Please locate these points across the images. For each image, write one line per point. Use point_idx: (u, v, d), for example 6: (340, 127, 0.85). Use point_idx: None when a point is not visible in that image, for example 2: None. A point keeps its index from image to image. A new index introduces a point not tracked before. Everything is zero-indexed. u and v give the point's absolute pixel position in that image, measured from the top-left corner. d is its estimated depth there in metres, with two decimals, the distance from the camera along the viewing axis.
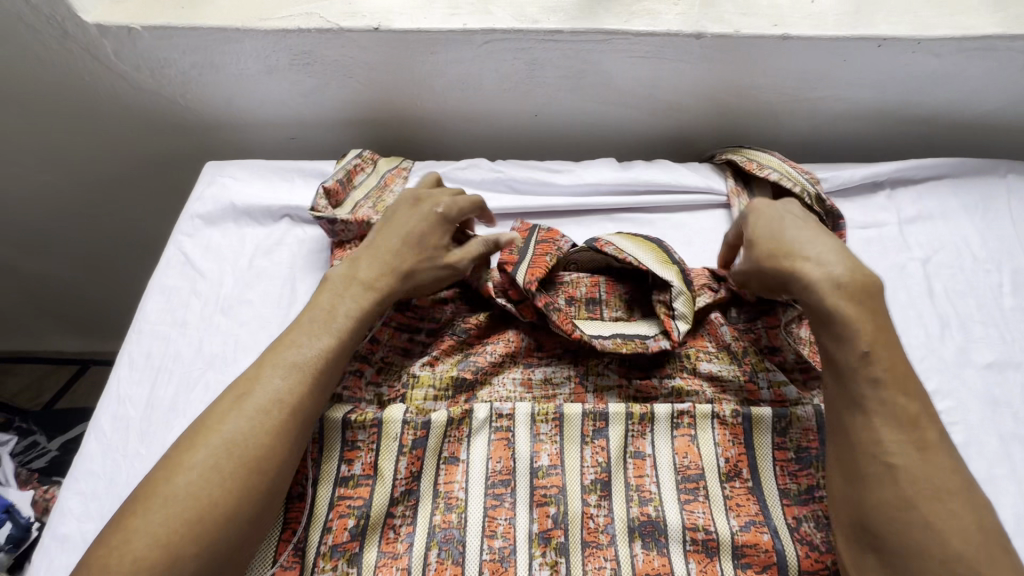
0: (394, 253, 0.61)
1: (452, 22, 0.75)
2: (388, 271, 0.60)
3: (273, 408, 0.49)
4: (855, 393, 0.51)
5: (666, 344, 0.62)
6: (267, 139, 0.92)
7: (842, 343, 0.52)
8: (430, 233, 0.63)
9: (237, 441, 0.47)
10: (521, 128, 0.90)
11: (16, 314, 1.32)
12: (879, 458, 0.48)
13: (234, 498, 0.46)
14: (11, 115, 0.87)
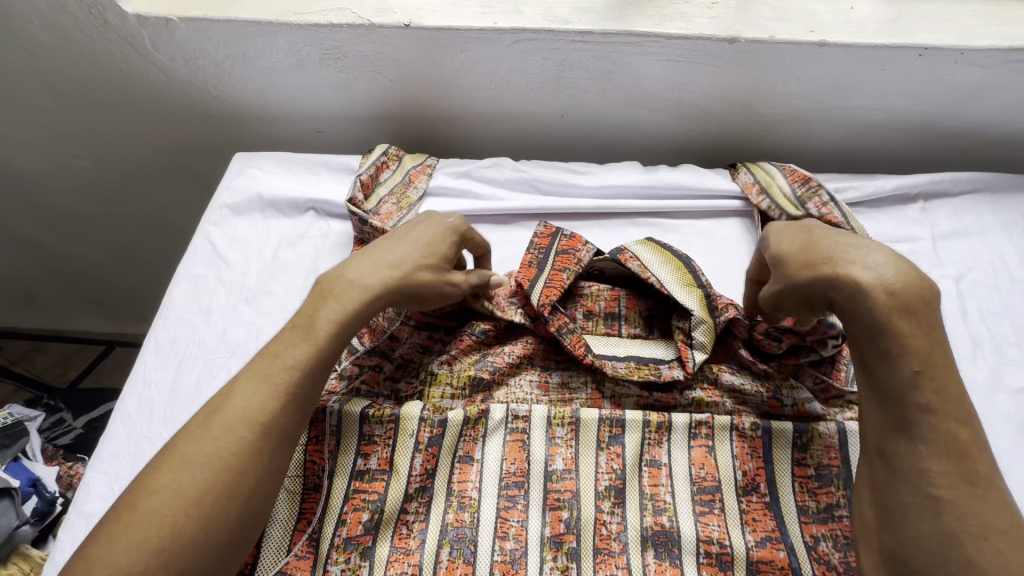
0: (393, 257, 0.56)
1: (483, 20, 0.74)
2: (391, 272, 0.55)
3: (244, 426, 0.46)
4: (899, 418, 0.45)
5: (679, 373, 0.61)
6: (295, 131, 0.93)
7: (892, 360, 0.45)
8: (435, 241, 0.59)
9: (206, 463, 0.44)
10: (547, 129, 0.89)
11: (48, 293, 1.37)
12: (919, 489, 0.43)
13: (204, 520, 0.43)
14: (50, 101, 0.90)
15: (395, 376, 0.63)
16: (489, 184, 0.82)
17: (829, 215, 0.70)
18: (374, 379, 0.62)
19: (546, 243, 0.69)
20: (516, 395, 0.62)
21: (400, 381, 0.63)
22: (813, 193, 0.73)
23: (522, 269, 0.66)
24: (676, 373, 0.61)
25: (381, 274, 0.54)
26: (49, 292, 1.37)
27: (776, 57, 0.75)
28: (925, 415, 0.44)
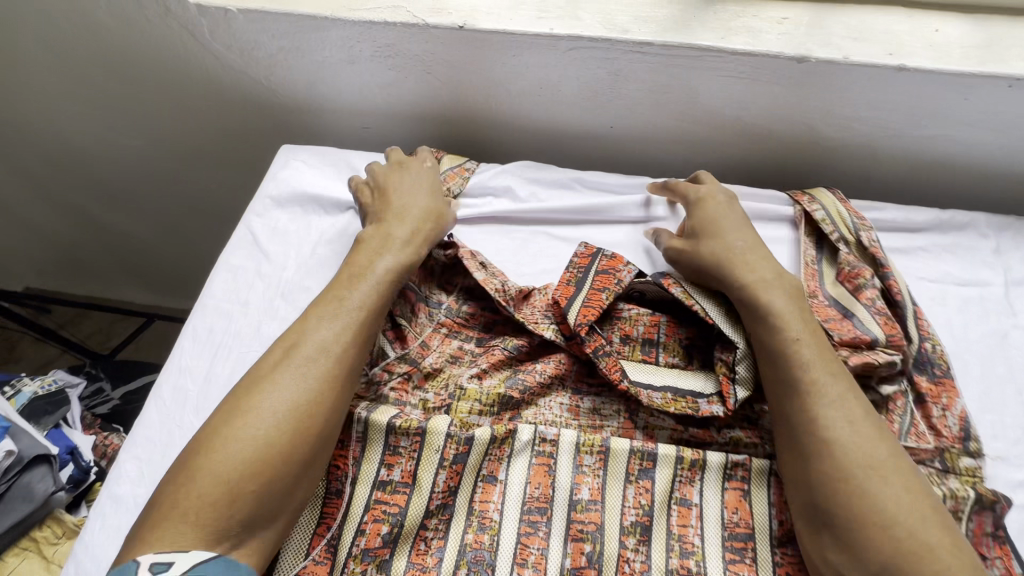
0: (419, 205, 0.68)
1: (539, 25, 0.72)
2: (432, 215, 0.68)
3: (323, 360, 0.52)
4: (789, 378, 0.53)
5: (718, 410, 0.57)
6: (339, 126, 0.93)
7: (775, 330, 0.56)
8: (433, 182, 0.73)
9: (288, 392, 0.50)
10: (594, 140, 0.86)
11: (97, 263, 1.42)
12: (813, 432, 0.50)
13: (290, 439, 0.48)
14: (112, 81, 0.93)
15: (421, 385, 0.61)
16: (530, 187, 0.80)
17: (876, 248, 0.70)
18: (403, 387, 0.61)
19: (586, 260, 0.67)
20: (546, 417, 0.61)
21: (426, 393, 0.61)
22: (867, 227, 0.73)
23: (560, 286, 0.64)
24: (716, 410, 0.57)
25: (427, 215, 0.68)
26: (98, 263, 1.42)
27: (848, 80, 0.71)
28: (804, 371, 0.53)
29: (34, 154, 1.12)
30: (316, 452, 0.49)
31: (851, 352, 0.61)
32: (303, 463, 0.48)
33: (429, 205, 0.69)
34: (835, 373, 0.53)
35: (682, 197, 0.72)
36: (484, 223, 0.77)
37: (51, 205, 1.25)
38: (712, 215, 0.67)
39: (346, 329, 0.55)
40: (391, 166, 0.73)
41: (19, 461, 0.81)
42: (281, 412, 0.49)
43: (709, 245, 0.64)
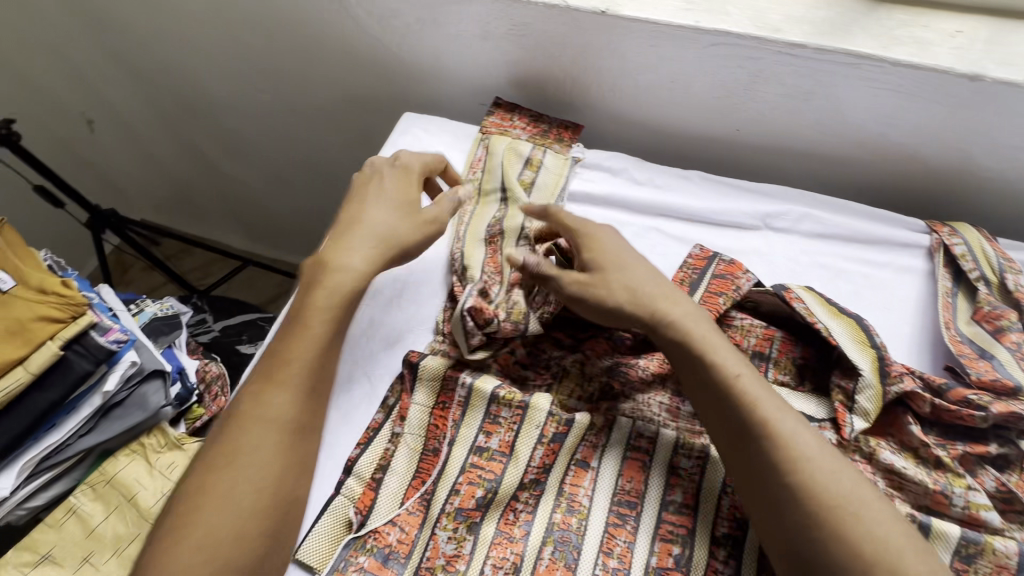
0: (375, 225, 0.61)
1: (684, 17, 0.70)
2: (403, 243, 0.61)
3: (270, 429, 0.50)
4: (739, 419, 0.50)
5: (830, 436, 0.55)
6: (456, 102, 0.94)
7: (710, 372, 0.53)
8: (402, 190, 0.64)
9: (276, 416, 0.51)
10: (714, 142, 0.83)
11: (207, 205, 1.54)
12: (781, 481, 0.47)
13: (259, 501, 0.48)
14: (253, 36, 0.98)
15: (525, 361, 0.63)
16: (647, 171, 0.79)
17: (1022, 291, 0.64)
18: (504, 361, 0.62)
19: (702, 262, 0.66)
20: (642, 413, 0.59)
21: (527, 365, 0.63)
22: (1015, 269, 0.66)
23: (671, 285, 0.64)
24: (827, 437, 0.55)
25: (395, 244, 0.61)
26: (208, 206, 1.54)
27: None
28: (751, 413, 0.50)
29: (173, 97, 1.22)
30: (276, 519, 0.49)
31: (992, 397, 0.56)
32: (263, 534, 0.48)
33: (397, 230, 0.61)
34: (782, 407, 0.50)
35: (567, 230, 0.63)
36: (593, 211, 0.77)
37: (179, 145, 1.36)
38: (611, 252, 0.60)
39: (295, 390, 0.52)
40: (361, 173, 0.67)
41: (139, 372, 0.89)
42: (234, 500, 0.47)
43: (616, 284, 0.58)
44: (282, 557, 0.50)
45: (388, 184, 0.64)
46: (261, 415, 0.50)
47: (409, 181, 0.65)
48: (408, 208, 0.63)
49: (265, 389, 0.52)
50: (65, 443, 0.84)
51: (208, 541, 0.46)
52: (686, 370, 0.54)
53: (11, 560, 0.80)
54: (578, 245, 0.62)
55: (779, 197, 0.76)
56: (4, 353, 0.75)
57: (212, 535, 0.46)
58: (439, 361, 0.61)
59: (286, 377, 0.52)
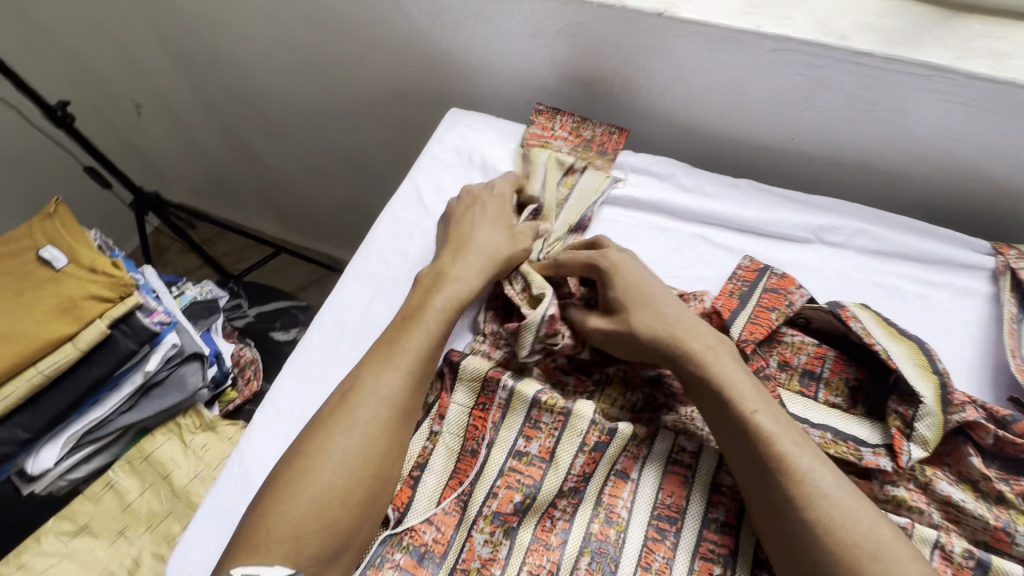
0: (484, 250, 0.65)
1: (746, 21, 0.68)
2: (509, 257, 0.65)
3: (384, 405, 0.53)
4: (756, 454, 0.49)
5: (886, 464, 0.52)
6: (500, 99, 0.93)
7: (724, 404, 0.51)
8: (502, 214, 0.69)
9: (388, 394, 0.54)
10: (766, 150, 0.81)
11: (245, 192, 1.56)
12: (798, 517, 0.45)
13: (364, 473, 0.51)
14: (302, 28, 0.98)
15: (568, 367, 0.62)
16: (696, 178, 0.77)
17: None
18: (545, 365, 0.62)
19: (753, 274, 0.65)
20: (685, 428, 0.57)
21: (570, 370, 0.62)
22: None
23: (720, 299, 0.62)
24: (884, 463, 0.52)
25: (503, 257, 0.65)
26: (246, 193, 1.56)
27: None
28: (767, 446, 0.48)
29: (219, 85, 1.24)
30: (376, 490, 0.51)
31: None
32: (363, 502, 0.50)
33: (505, 246, 0.66)
34: (799, 442, 0.49)
35: (588, 265, 0.63)
36: (639, 217, 0.75)
37: (222, 133, 1.38)
38: (635, 287, 0.60)
39: (406, 372, 0.55)
40: (461, 199, 0.71)
41: (179, 354, 0.90)
42: (344, 467, 0.50)
43: (642, 319, 0.57)
44: (374, 528, 0.52)
45: (488, 207, 0.70)
46: (378, 391, 0.54)
47: (506, 206, 0.70)
48: (509, 227, 0.68)
49: (378, 368, 0.55)
50: (106, 419, 0.86)
51: (319, 499, 0.48)
52: (700, 400, 0.53)
53: (52, 528, 0.83)
54: (604, 281, 0.61)
55: (834, 211, 0.73)
56: (55, 329, 0.78)
57: (322, 494, 0.49)
58: (479, 362, 0.60)
59: (401, 359, 0.56)
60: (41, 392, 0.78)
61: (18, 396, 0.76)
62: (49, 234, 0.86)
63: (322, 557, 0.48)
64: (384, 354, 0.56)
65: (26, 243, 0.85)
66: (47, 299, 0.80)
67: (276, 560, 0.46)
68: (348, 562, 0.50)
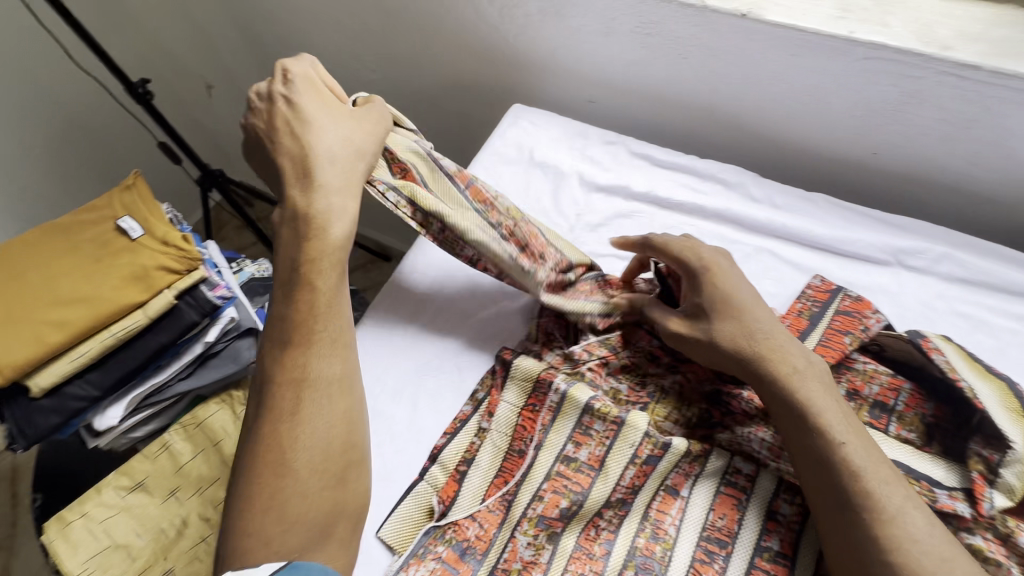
0: (336, 145, 0.59)
1: (838, 26, 0.64)
2: (366, 139, 0.62)
3: (299, 385, 0.50)
4: (843, 488, 0.47)
5: (964, 510, 0.49)
6: (563, 97, 0.91)
7: (811, 432, 0.49)
8: (320, 97, 0.63)
9: (304, 373, 0.51)
10: (843, 162, 0.77)
11: None
12: (881, 561, 0.43)
13: (307, 460, 0.48)
14: (372, 16, 1.00)
15: (565, 271, 0.64)
16: (767, 188, 0.74)
17: None
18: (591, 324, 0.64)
19: (824, 295, 0.63)
20: (741, 448, 0.55)
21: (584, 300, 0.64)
22: None
23: (790, 317, 0.61)
24: (961, 509, 0.49)
25: (360, 144, 0.61)
26: None
27: None
28: (854, 480, 0.46)
29: None
30: (334, 468, 0.49)
31: None
32: (328, 483, 0.48)
33: (352, 133, 0.61)
34: (891, 479, 0.46)
35: (678, 261, 0.60)
36: (703, 225, 0.73)
37: None
38: (723, 296, 0.57)
39: (321, 346, 0.52)
40: (260, 116, 0.61)
41: (236, 328, 0.93)
42: (286, 463, 0.48)
43: (730, 334, 0.54)
44: (358, 503, 0.50)
45: (299, 97, 0.61)
46: (293, 375, 0.51)
47: (315, 87, 0.63)
48: (344, 113, 0.62)
49: (290, 353, 0.52)
50: (165, 385, 0.89)
51: (274, 500, 0.46)
52: (784, 422, 0.51)
53: (112, 482, 0.88)
54: (695, 284, 0.58)
55: (916, 234, 0.69)
56: (129, 296, 0.82)
57: (280, 495, 0.47)
58: (533, 364, 0.60)
59: (308, 336, 0.52)
60: (111, 354, 0.83)
61: (91, 356, 0.81)
62: (127, 205, 0.90)
63: (308, 544, 0.46)
64: (291, 336, 0.52)
65: (105, 213, 0.90)
66: (123, 266, 0.84)
67: (262, 561, 0.44)
68: (341, 541, 0.48)
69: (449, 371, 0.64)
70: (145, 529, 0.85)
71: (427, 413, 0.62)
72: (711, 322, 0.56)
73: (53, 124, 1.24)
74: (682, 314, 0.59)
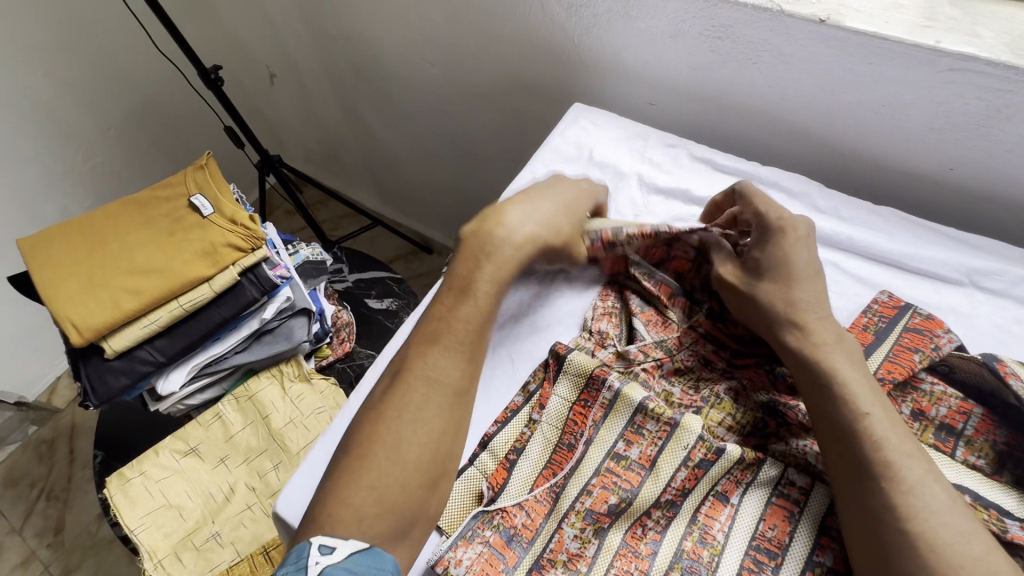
0: (543, 226, 0.64)
1: (923, 35, 0.62)
2: (547, 245, 0.64)
3: (433, 387, 0.54)
4: (863, 459, 0.47)
5: None
6: (626, 99, 0.91)
7: (835, 403, 0.50)
8: (580, 205, 0.69)
9: (437, 377, 0.54)
10: (918, 177, 0.74)
11: (353, 164, 1.65)
12: (898, 529, 0.43)
13: (420, 458, 0.50)
14: (439, 13, 1.02)
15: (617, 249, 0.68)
16: (833, 199, 0.72)
17: None
18: (647, 317, 0.65)
19: (892, 311, 0.61)
20: (794, 460, 0.54)
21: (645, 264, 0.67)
22: None
23: (854, 331, 0.60)
24: None
25: (549, 236, 0.64)
26: (353, 164, 1.65)
27: None
28: (874, 449, 0.47)
29: (348, 61, 1.31)
30: (435, 473, 0.51)
31: None
32: (424, 484, 0.50)
33: (559, 231, 0.66)
34: (911, 452, 0.47)
35: (758, 215, 0.62)
36: None
37: (342, 106, 1.46)
38: (790, 254, 0.58)
39: (458, 355, 0.56)
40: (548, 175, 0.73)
41: (291, 308, 0.96)
42: (400, 456, 0.50)
43: (770, 289, 0.57)
44: (433, 512, 0.51)
45: (571, 188, 0.70)
46: (429, 376, 0.54)
47: (588, 200, 0.70)
48: (572, 217, 0.67)
49: (427, 352, 0.56)
50: (222, 356, 0.93)
51: (377, 483, 0.49)
52: (809, 393, 0.52)
53: (169, 445, 0.89)
54: (763, 238, 0.61)
55: (993, 254, 0.66)
56: (198, 269, 0.87)
57: (382, 481, 0.49)
58: (586, 359, 0.60)
59: (452, 344, 0.56)
60: (177, 323, 0.88)
61: (160, 324, 0.85)
62: (199, 183, 0.95)
63: (391, 534, 0.48)
64: (435, 338, 0.57)
65: (179, 190, 0.95)
66: (194, 242, 0.89)
67: (350, 535, 0.47)
68: (413, 544, 0.49)
69: (502, 367, 0.66)
70: (195, 492, 0.86)
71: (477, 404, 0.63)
72: (764, 276, 0.58)
73: (131, 105, 1.32)
74: (740, 263, 0.61)
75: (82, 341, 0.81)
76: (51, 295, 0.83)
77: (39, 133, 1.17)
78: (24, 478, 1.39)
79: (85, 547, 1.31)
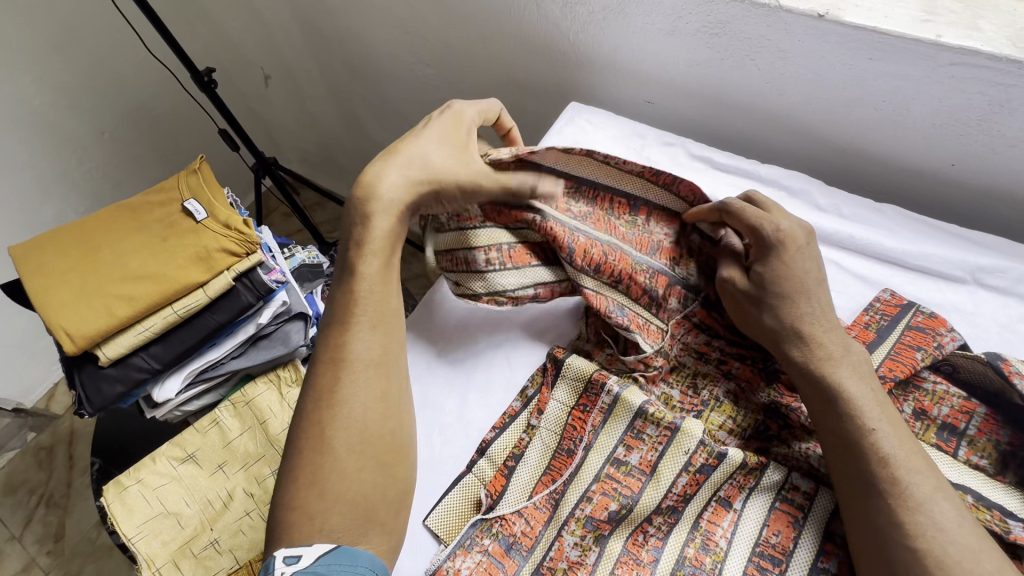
0: (417, 173, 0.58)
1: (923, 30, 0.61)
2: (438, 180, 0.58)
3: (342, 368, 0.52)
4: (869, 474, 0.46)
5: None
6: (623, 97, 0.90)
7: (841, 420, 0.49)
8: (455, 134, 0.62)
9: (343, 356, 0.53)
10: (919, 174, 0.74)
11: (349, 165, 1.64)
12: (903, 545, 0.43)
13: (348, 442, 0.50)
14: (433, 10, 1.00)
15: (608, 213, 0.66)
16: (835, 197, 0.71)
17: None
18: (637, 324, 0.61)
19: (894, 309, 0.60)
20: (797, 464, 0.54)
21: (622, 248, 0.63)
22: None
23: (856, 329, 0.59)
24: None
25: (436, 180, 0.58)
26: (349, 165, 1.64)
27: None
28: (882, 466, 0.46)
29: (342, 60, 1.30)
30: (375, 451, 0.50)
31: None
32: (370, 466, 0.50)
33: (438, 166, 0.59)
34: (920, 468, 0.45)
35: (752, 230, 0.57)
36: None
37: (337, 107, 1.45)
38: (793, 268, 0.55)
39: (367, 331, 0.54)
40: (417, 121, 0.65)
41: (288, 311, 0.96)
42: (334, 449, 0.49)
43: (778, 302, 0.54)
44: (399, 491, 0.51)
45: (440, 121, 0.62)
46: (337, 359, 0.53)
47: (460, 122, 0.63)
48: (451, 149, 0.60)
49: (335, 335, 0.54)
50: (220, 361, 0.93)
51: (318, 479, 0.49)
52: (814, 412, 0.51)
53: (166, 452, 0.88)
54: (764, 249, 0.56)
55: (997, 251, 0.65)
56: (193, 276, 0.86)
57: (336, 475, 0.49)
58: (586, 363, 0.59)
59: (354, 319, 0.54)
60: (172, 329, 0.87)
61: (155, 331, 0.85)
62: (192, 187, 0.94)
63: (352, 527, 0.48)
64: (337, 319, 0.55)
65: (172, 195, 0.94)
66: (187, 247, 0.88)
67: (311, 540, 0.47)
68: (381, 528, 0.49)
69: (450, 329, 0.68)
70: (193, 499, 0.86)
71: (421, 369, 0.65)
72: (768, 292, 0.55)
73: (124, 110, 1.31)
74: (741, 278, 0.57)
75: (75, 348, 0.80)
76: (44, 302, 0.83)
77: (31, 139, 1.16)
78: (23, 485, 1.38)
79: (85, 553, 1.30)
